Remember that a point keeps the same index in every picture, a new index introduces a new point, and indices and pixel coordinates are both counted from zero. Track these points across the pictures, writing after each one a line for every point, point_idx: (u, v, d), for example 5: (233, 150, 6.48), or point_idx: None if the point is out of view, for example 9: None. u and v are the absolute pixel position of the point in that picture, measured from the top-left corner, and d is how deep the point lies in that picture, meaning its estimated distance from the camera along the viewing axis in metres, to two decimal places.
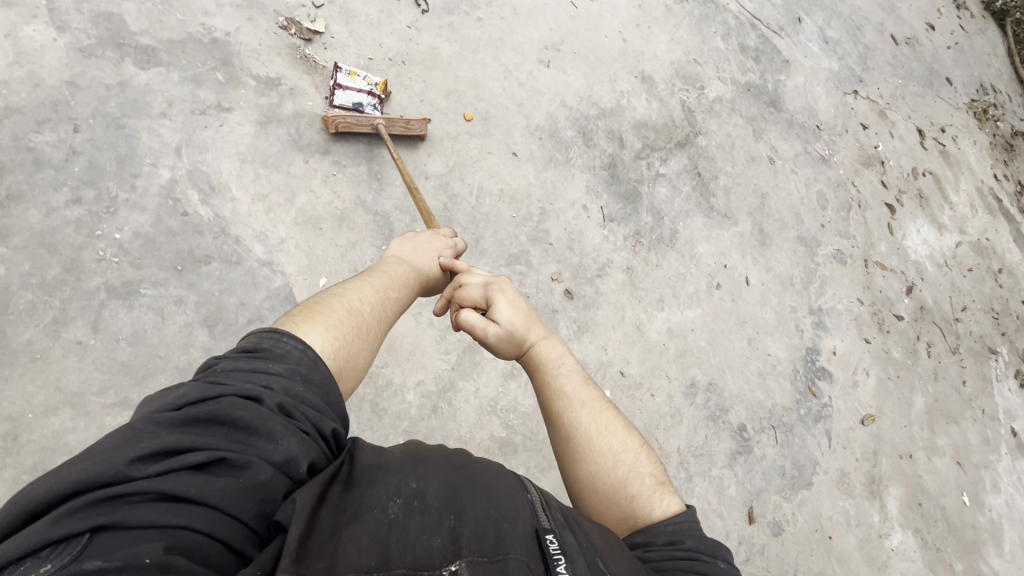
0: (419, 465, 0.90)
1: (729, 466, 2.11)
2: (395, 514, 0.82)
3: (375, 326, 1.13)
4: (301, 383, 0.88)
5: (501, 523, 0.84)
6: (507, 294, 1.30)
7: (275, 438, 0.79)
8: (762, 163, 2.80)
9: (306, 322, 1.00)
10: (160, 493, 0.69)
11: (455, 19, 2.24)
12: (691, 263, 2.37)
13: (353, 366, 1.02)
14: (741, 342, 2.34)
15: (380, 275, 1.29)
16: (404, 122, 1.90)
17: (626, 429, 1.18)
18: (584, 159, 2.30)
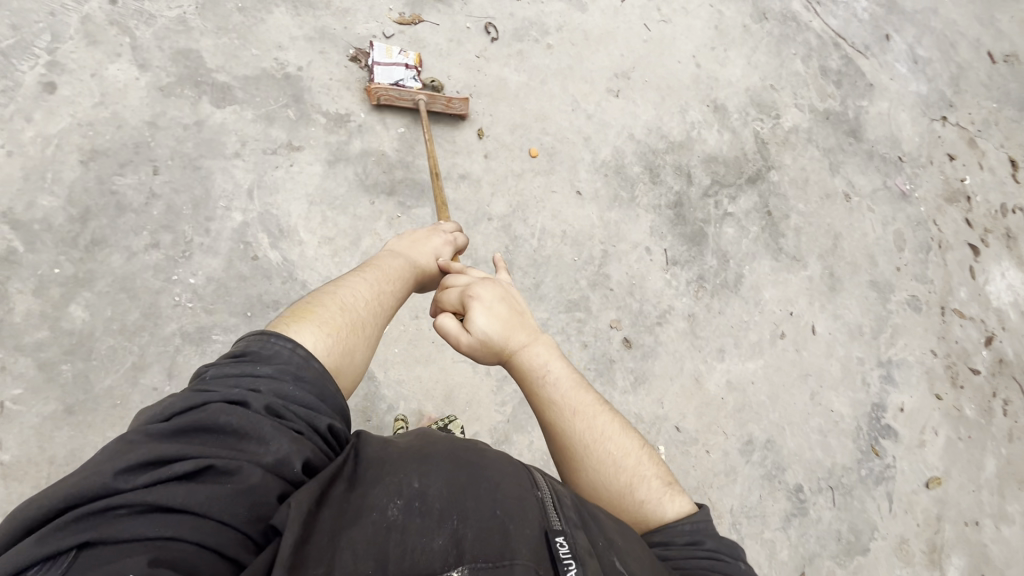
0: (421, 464, 0.86)
1: (783, 529, 2.04)
2: (396, 517, 0.77)
3: (369, 321, 1.14)
4: (291, 384, 0.89)
5: (506, 524, 0.79)
6: (484, 295, 1.20)
7: (266, 440, 0.80)
8: (837, 200, 2.63)
9: (297, 320, 1.02)
10: (147, 504, 0.69)
11: (525, 46, 2.16)
12: (755, 311, 2.26)
13: (347, 362, 1.03)
14: (803, 396, 2.24)
15: (375, 270, 1.28)
16: (446, 100, 1.87)
17: (626, 432, 1.12)
18: (649, 197, 2.21)
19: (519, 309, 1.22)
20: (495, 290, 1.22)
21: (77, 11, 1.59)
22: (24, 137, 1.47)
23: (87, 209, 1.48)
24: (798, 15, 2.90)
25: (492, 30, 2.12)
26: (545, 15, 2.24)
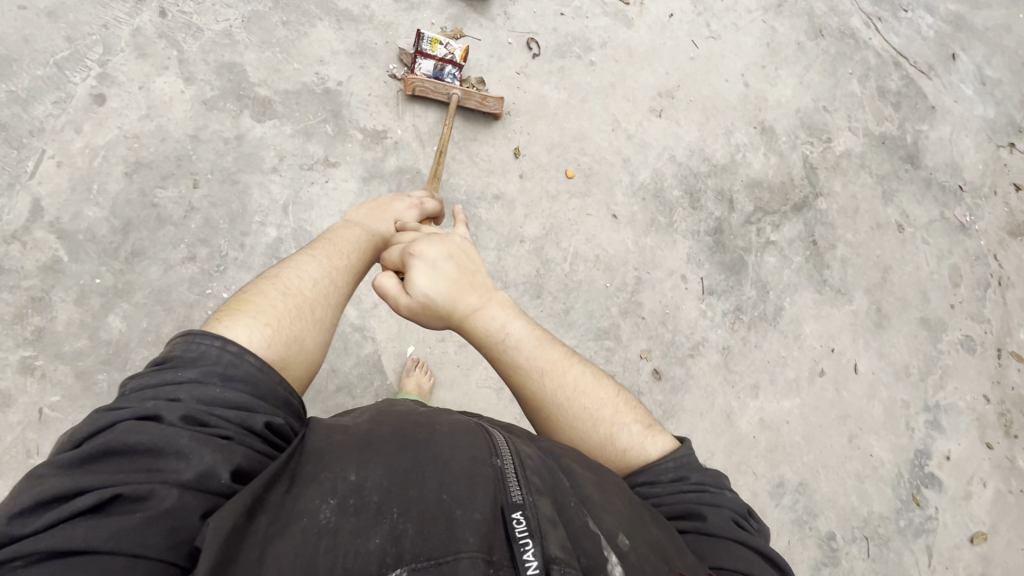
0: (359, 454, 0.83)
1: None
2: (329, 519, 0.74)
3: (322, 304, 1.05)
4: (218, 385, 0.81)
5: (452, 515, 0.76)
6: (426, 255, 1.14)
7: (184, 455, 0.73)
8: (889, 231, 2.49)
9: (230, 316, 0.92)
10: (43, 550, 0.63)
11: (567, 63, 2.11)
12: (793, 346, 2.16)
13: (298, 350, 0.95)
14: (840, 439, 2.13)
15: (326, 245, 1.18)
16: (480, 98, 1.85)
17: (597, 383, 1.13)
18: (688, 223, 2.14)
19: (469, 265, 1.17)
20: (441, 247, 1.16)
21: (128, 24, 1.62)
22: (72, 148, 1.51)
23: (129, 221, 1.51)
24: (857, 31, 2.75)
25: (534, 46, 2.08)
26: (589, 31, 2.18)
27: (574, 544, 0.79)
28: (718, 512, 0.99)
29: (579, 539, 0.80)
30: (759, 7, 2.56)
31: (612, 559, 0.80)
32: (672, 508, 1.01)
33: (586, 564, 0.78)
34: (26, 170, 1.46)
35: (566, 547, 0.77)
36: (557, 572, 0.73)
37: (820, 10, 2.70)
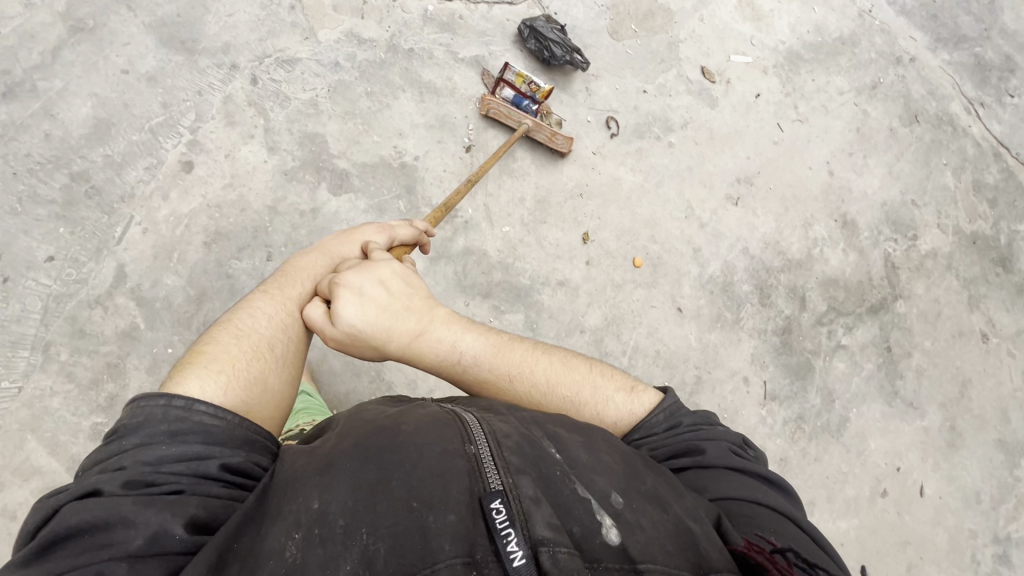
0: (321, 475, 0.82)
1: None
2: (296, 556, 0.74)
3: (280, 341, 1.08)
4: (164, 443, 0.81)
5: (425, 526, 0.74)
6: (350, 284, 1.16)
7: (130, 523, 0.73)
8: (971, 340, 2.32)
9: (183, 370, 0.93)
10: None
11: (645, 144, 2.05)
12: (856, 461, 2.04)
13: (262, 390, 0.98)
14: (897, 567, 2.00)
15: (279, 278, 1.19)
16: (551, 133, 1.85)
17: (564, 368, 1.20)
18: (755, 320, 2.04)
19: (399, 285, 1.21)
20: (368, 274, 1.19)
21: (221, 90, 1.65)
22: (159, 215, 1.54)
23: (204, 292, 1.53)
24: (956, 117, 2.57)
25: (614, 125, 2.02)
26: (671, 110, 2.11)
27: (565, 517, 0.78)
28: (716, 444, 1.06)
29: (569, 508, 0.79)
30: (852, 88, 2.42)
31: (608, 522, 0.79)
32: (670, 447, 1.07)
33: (581, 533, 0.77)
34: (114, 237, 1.50)
35: (555, 524, 0.76)
36: (544, 555, 0.72)
37: (917, 93, 2.54)
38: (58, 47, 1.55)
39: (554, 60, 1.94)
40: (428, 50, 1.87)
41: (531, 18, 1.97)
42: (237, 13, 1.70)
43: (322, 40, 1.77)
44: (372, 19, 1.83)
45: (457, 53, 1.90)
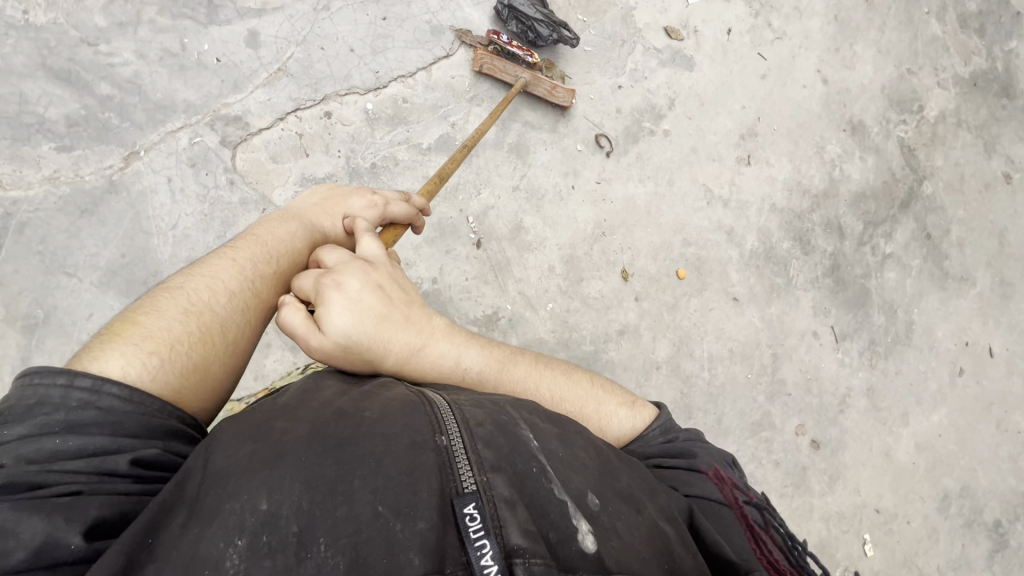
0: (269, 469, 0.68)
1: (987, 567, 2.07)
2: (238, 568, 0.62)
3: (233, 323, 0.94)
4: (61, 435, 0.69)
5: (393, 531, 0.65)
6: (340, 287, 0.96)
7: (8, 531, 0.61)
8: (997, 187, 2.31)
9: (107, 341, 0.79)
10: None
11: (643, 145, 1.89)
12: (930, 355, 2.13)
13: (199, 377, 0.85)
14: (988, 428, 2.17)
15: (249, 246, 1.03)
16: (550, 85, 1.76)
17: (570, 383, 1.11)
18: (806, 272, 2.01)
19: (397, 292, 1.01)
20: (363, 275, 0.98)
21: None
22: None
23: None
24: None
25: (606, 142, 1.85)
26: (653, 95, 1.91)
27: (540, 523, 0.71)
28: (709, 450, 1.02)
29: (545, 512, 0.72)
30: None
31: (584, 527, 0.72)
32: (655, 449, 1.04)
33: (558, 538, 0.70)
34: None
35: (531, 531, 0.69)
36: (520, 567, 0.66)
37: None
38: (25, 355, 1.36)
39: (541, 41, 1.76)
40: (391, 156, 1.64)
41: None
42: (180, 220, 1.47)
43: (278, 202, 1.54)
44: (318, 151, 1.59)
45: (420, 144, 1.67)
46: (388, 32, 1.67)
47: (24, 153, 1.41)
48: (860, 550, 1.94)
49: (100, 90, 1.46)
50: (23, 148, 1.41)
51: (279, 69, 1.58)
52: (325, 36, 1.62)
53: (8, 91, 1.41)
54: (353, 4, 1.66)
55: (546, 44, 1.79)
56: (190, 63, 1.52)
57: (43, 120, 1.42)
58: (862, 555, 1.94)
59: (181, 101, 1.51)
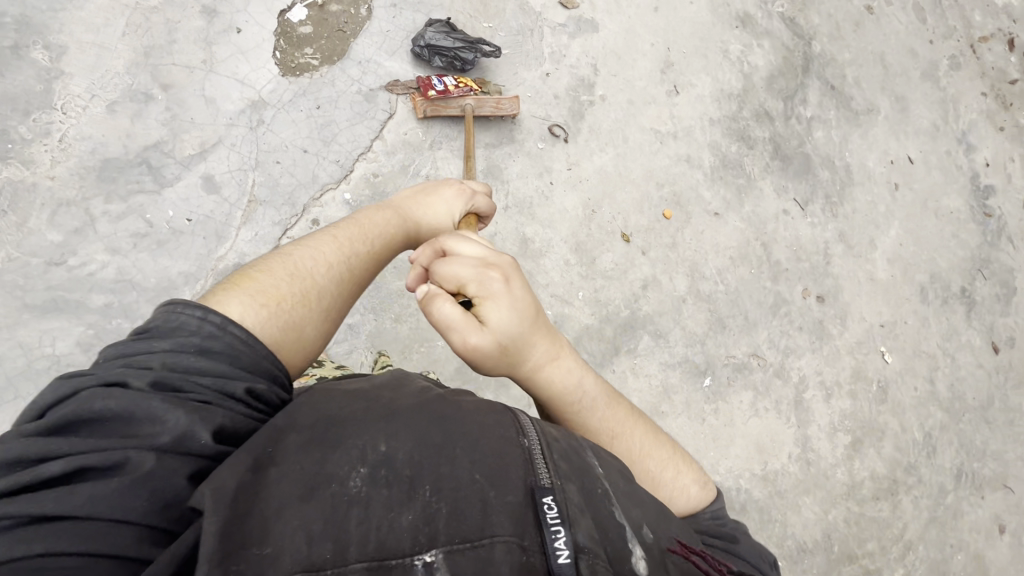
0: (386, 421, 0.73)
1: (967, 325, 2.51)
2: (360, 489, 0.65)
3: (330, 290, 0.98)
4: (192, 355, 0.75)
5: (488, 493, 0.67)
6: (506, 285, 0.94)
7: (158, 418, 0.67)
8: (864, 20, 2.61)
9: (228, 288, 0.87)
10: (17, 517, 0.58)
11: (588, 116, 2.00)
12: (870, 183, 2.47)
13: (296, 338, 0.90)
14: (930, 220, 2.56)
15: (356, 224, 1.09)
16: (494, 103, 1.78)
17: (661, 446, 1.08)
18: (758, 164, 2.26)
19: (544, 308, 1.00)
20: (523, 281, 0.97)
21: None
22: None
23: None
24: None
25: (559, 130, 1.95)
26: (577, 68, 2.01)
27: (603, 532, 0.71)
28: (754, 544, 1.02)
29: (606, 526, 0.72)
30: None
31: (637, 553, 0.72)
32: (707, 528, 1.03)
33: (614, 554, 0.70)
34: None
35: (595, 537, 0.68)
36: (585, 563, 0.65)
37: None
38: None
39: (468, 66, 1.80)
40: None
41: (417, 33, 1.77)
42: None
43: None
44: None
45: None
46: (328, 118, 1.66)
47: None
48: (883, 361, 2.32)
49: (94, 303, 1.40)
50: None
51: (250, 201, 1.56)
52: (275, 150, 1.60)
53: (8, 347, 1.34)
54: (284, 106, 1.62)
55: (473, 65, 1.82)
56: (165, 235, 1.47)
57: (59, 357, 1.36)
58: (885, 364, 2.32)
59: (177, 274, 1.47)
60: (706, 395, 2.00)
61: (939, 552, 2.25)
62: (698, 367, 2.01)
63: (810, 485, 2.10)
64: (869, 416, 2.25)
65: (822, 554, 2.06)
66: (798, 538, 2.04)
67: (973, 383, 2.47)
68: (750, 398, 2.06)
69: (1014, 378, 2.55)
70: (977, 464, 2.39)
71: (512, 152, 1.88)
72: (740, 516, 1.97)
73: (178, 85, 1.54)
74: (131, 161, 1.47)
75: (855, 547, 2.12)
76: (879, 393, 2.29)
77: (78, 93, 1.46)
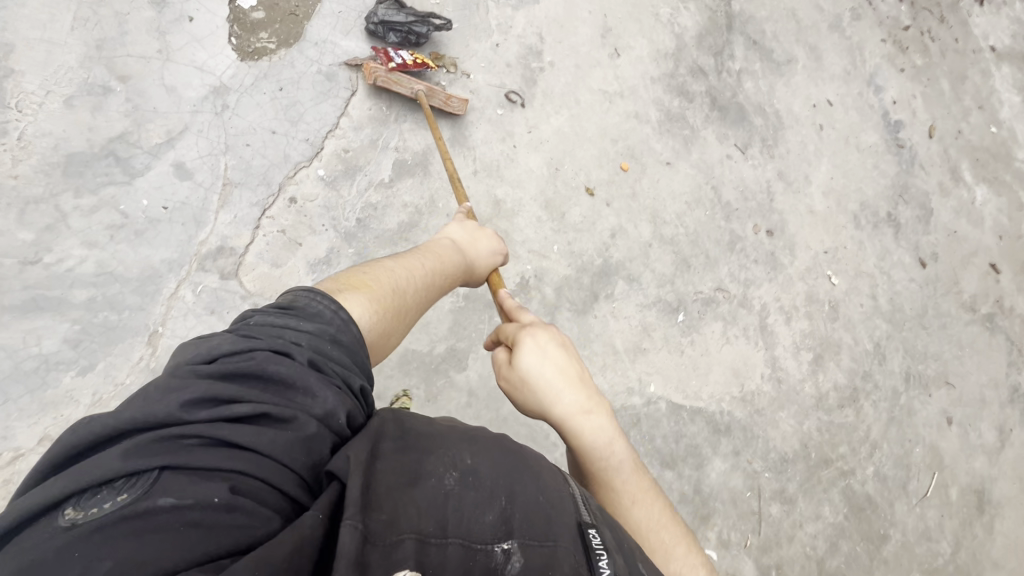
0: (469, 441, 0.79)
1: (896, 245, 2.79)
2: (452, 485, 0.72)
3: (414, 306, 1.14)
4: (329, 350, 0.84)
5: (552, 511, 0.73)
6: (539, 338, 1.13)
7: (315, 393, 0.76)
8: None
9: (354, 288, 1.01)
10: (214, 438, 0.67)
11: (540, 82, 2.11)
12: (798, 127, 2.70)
13: (384, 345, 1.02)
14: (854, 155, 2.82)
15: (433, 254, 1.30)
16: (444, 98, 1.84)
17: (678, 528, 1.07)
18: (699, 115, 2.43)
19: (580, 365, 1.14)
20: (556, 336, 1.14)
21: None
22: None
23: None
24: None
25: (516, 96, 2.05)
26: (525, 38, 2.11)
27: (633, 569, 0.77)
28: None
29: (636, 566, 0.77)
30: None
31: None
32: None
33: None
34: None
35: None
36: None
37: None
38: None
39: (423, 39, 1.85)
40: (367, 204, 1.70)
41: (370, 11, 1.81)
42: None
43: None
44: (308, 235, 1.62)
45: (383, 180, 1.74)
46: (293, 98, 1.69)
47: (51, 396, 1.32)
48: (831, 284, 2.55)
49: (77, 298, 1.38)
50: (46, 392, 1.32)
51: (225, 184, 1.56)
52: (243, 133, 1.61)
53: None
54: (246, 90, 1.64)
55: (427, 38, 1.89)
56: (142, 225, 1.46)
57: (47, 356, 1.33)
58: (833, 286, 2.55)
59: (160, 262, 1.46)
60: (681, 330, 2.14)
61: (901, 447, 2.49)
62: (671, 304, 2.15)
63: (783, 401, 2.28)
64: (825, 333, 2.47)
65: (802, 462, 2.25)
66: (780, 449, 2.21)
67: (909, 295, 2.74)
68: (720, 329, 2.22)
69: (942, 288, 2.84)
70: (922, 366, 2.66)
71: (475, 118, 1.96)
72: (727, 436, 2.12)
73: (136, 76, 1.53)
74: (98, 154, 1.46)
75: (830, 452, 2.32)
76: (830, 312, 2.51)
77: (31, 91, 1.43)
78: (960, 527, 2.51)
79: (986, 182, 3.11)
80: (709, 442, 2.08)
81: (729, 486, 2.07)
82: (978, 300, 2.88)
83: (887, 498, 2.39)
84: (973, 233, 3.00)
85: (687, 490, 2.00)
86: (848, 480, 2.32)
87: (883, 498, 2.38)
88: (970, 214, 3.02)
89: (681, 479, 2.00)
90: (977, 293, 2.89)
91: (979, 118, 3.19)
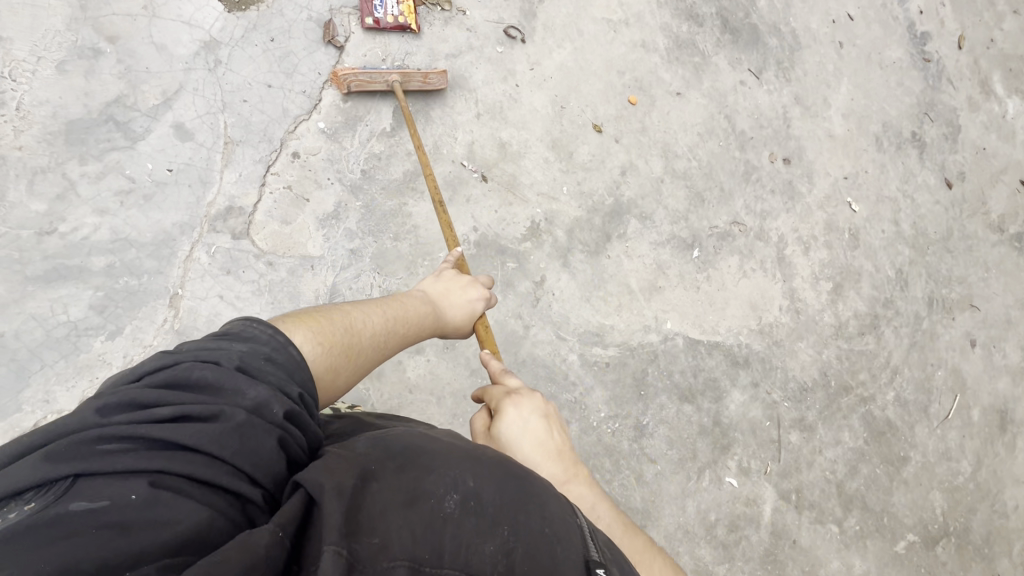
0: (476, 464, 0.81)
1: (921, 166, 2.67)
2: (451, 509, 0.75)
3: (366, 343, 1.11)
4: (264, 360, 0.85)
5: (558, 546, 0.75)
6: (518, 407, 1.19)
7: (243, 390, 0.77)
8: None
9: (299, 321, 1.00)
10: (131, 439, 0.67)
11: (540, 15, 2.01)
12: (816, 46, 2.55)
13: (329, 381, 0.99)
14: (876, 73, 2.67)
15: (398, 303, 1.27)
16: (422, 77, 1.71)
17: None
18: (710, 40, 2.31)
19: (558, 432, 1.19)
20: (535, 405, 1.20)
21: None
22: None
23: None
24: None
25: (515, 31, 1.95)
26: None
27: None
28: None
29: None
30: None
31: None
32: None
33: None
34: None
35: None
36: None
37: None
38: None
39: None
40: (371, 154, 1.68)
41: None
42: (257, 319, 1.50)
43: (319, 252, 1.59)
44: (314, 190, 1.61)
45: (385, 129, 1.70)
46: (285, 49, 1.63)
47: (84, 360, 1.36)
48: (851, 211, 2.47)
49: (97, 265, 1.40)
50: (79, 356, 1.36)
51: (226, 142, 1.55)
52: (239, 88, 1.58)
53: (22, 321, 1.34)
54: (237, 43, 1.59)
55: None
56: (150, 189, 1.46)
57: (75, 323, 1.37)
58: (853, 214, 2.48)
59: (171, 225, 1.47)
60: (697, 266, 2.12)
61: (922, 371, 2.48)
62: (686, 240, 2.12)
63: (802, 332, 2.27)
64: (845, 262, 2.41)
65: (821, 390, 2.26)
66: (799, 379, 2.22)
67: (934, 219, 2.65)
68: (737, 263, 2.19)
69: (968, 209, 2.74)
70: (946, 290, 2.60)
71: (473, 59, 1.88)
72: (746, 368, 2.13)
73: (124, 36, 1.49)
74: (97, 120, 1.44)
75: (850, 380, 2.32)
76: (851, 240, 2.45)
77: (22, 58, 1.41)
78: (981, 446, 2.53)
79: (1019, 93, 2.93)
80: (728, 375, 2.09)
81: (748, 417, 2.10)
82: (1006, 219, 2.78)
83: (907, 422, 2.41)
84: (1003, 149, 2.86)
85: (707, 422, 2.03)
86: (867, 407, 2.33)
87: (903, 422, 2.39)
88: (1001, 129, 2.87)
89: (700, 413, 2.03)
90: (1006, 212, 2.79)
91: (1013, 24, 2.97)
